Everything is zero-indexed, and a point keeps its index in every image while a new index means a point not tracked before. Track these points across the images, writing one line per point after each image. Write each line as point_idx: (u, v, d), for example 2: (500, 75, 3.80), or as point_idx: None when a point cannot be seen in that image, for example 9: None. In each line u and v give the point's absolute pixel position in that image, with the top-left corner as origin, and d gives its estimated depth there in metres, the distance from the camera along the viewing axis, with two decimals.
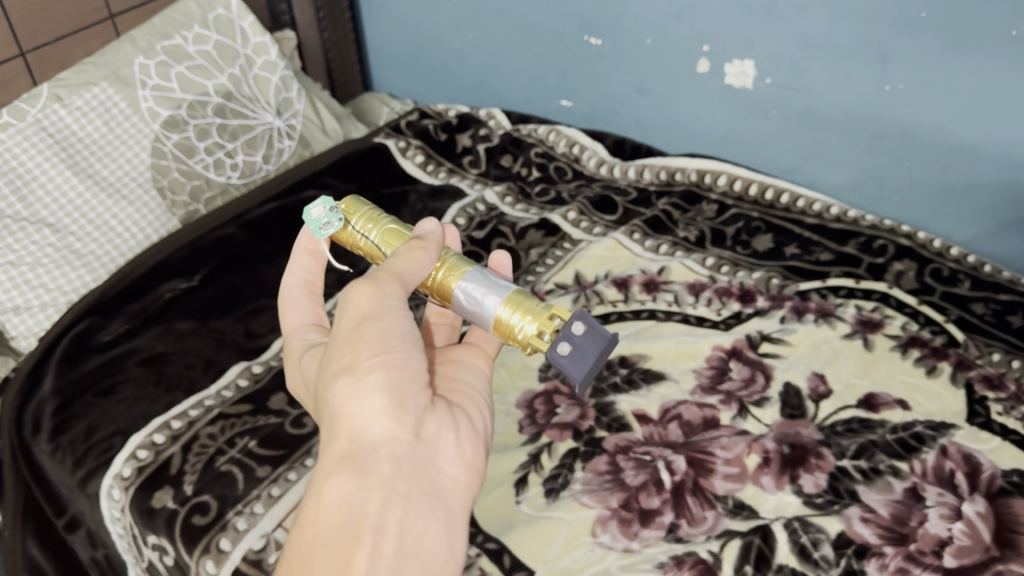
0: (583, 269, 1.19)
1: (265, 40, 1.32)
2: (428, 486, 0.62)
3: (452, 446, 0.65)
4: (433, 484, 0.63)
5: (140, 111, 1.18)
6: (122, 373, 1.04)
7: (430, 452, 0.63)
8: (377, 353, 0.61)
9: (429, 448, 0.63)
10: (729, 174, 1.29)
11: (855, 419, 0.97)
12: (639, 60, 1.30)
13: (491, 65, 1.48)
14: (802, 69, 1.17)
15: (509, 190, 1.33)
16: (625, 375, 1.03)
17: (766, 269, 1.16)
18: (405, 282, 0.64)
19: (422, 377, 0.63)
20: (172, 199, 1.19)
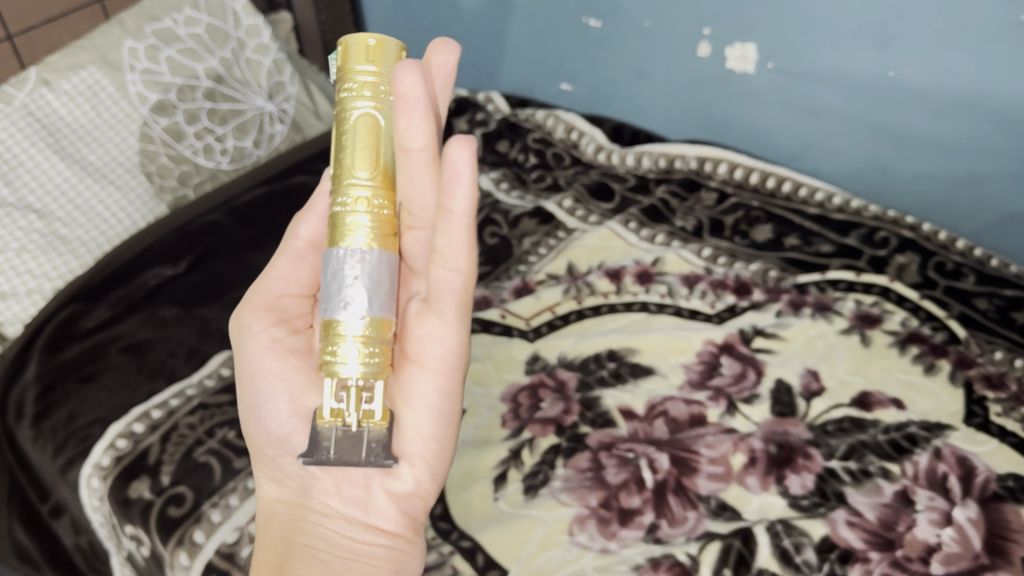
0: (576, 259, 1.17)
1: (256, 23, 1.31)
2: (342, 552, 0.73)
3: (357, 513, 0.75)
4: (347, 550, 0.74)
5: (129, 96, 1.16)
6: (104, 361, 1.03)
7: (337, 524, 0.75)
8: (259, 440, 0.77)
9: (337, 520, 0.75)
10: (730, 161, 1.24)
11: (847, 418, 0.94)
12: (638, 43, 1.26)
13: (488, 47, 1.44)
14: (804, 53, 1.13)
15: (505, 176, 1.30)
16: (613, 369, 1.01)
17: (764, 261, 1.13)
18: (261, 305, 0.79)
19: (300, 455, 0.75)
20: (160, 184, 1.17)
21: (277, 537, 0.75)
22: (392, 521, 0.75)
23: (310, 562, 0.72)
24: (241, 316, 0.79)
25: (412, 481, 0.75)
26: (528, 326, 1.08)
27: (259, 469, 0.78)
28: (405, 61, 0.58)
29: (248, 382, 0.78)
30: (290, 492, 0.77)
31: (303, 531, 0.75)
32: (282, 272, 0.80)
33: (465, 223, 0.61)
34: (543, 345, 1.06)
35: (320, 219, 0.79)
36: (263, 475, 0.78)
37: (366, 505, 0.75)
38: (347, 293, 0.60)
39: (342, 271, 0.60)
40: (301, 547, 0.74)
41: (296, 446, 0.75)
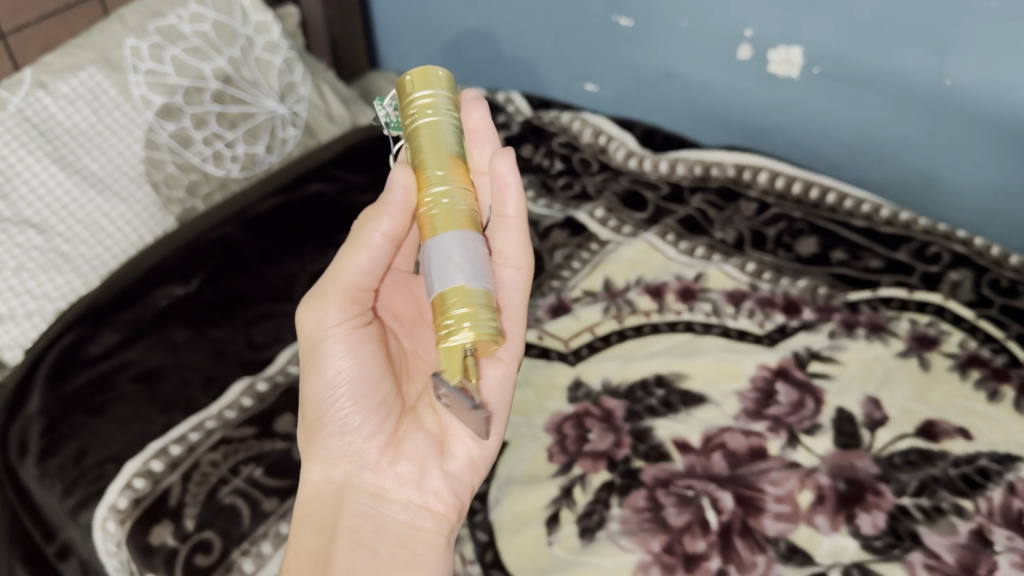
0: (613, 274, 1.11)
1: (266, 19, 1.22)
2: (390, 536, 0.68)
3: (410, 493, 0.70)
4: (396, 535, 0.68)
5: (132, 99, 1.08)
6: (114, 391, 0.95)
7: (388, 507, 0.69)
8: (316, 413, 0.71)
9: (387, 502, 0.69)
10: (770, 170, 1.19)
11: (914, 450, 0.89)
12: (672, 44, 1.20)
13: (507, 44, 1.37)
14: (854, 58, 1.07)
15: (531, 183, 1.24)
16: (662, 397, 0.95)
17: (812, 278, 1.08)
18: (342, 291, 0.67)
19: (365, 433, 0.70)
20: (167, 195, 1.09)
21: (322, 516, 0.69)
22: (443, 501, 0.70)
23: (358, 548, 0.67)
24: (313, 302, 0.68)
25: (468, 462, 0.71)
26: (567, 348, 1.02)
27: (305, 443, 0.71)
28: (471, 100, 0.68)
29: (315, 364, 0.69)
30: (339, 467, 0.70)
31: (350, 511, 0.69)
32: (357, 259, 0.66)
33: (520, 224, 0.68)
34: (585, 370, 0.99)
35: (402, 214, 0.63)
36: (309, 448, 0.71)
37: (420, 483, 0.70)
38: (448, 268, 0.58)
39: (438, 250, 0.59)
40: (347, 529, 0.68)
41: (357, 425, 0.70)
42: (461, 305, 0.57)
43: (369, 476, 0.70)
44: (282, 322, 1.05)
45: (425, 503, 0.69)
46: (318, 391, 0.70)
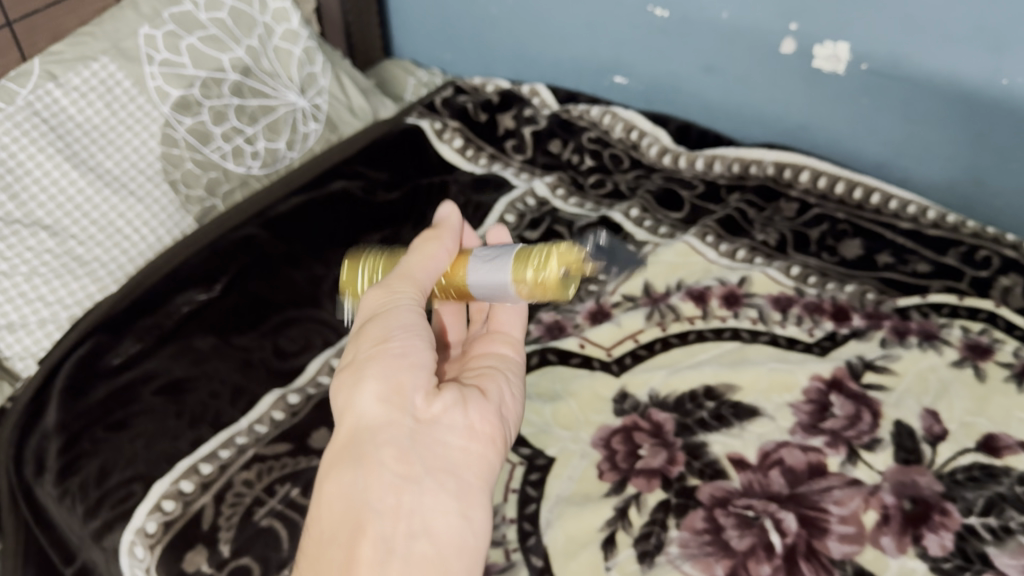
0: (653, 278, 1.07)
1: (285, 6, 1.15)
2: (440, 464, 0.60)
3: (460, 421, 0.62)
4: (445, 463, 0.60)
5: (147, 92, 1.02)
6: (137, 405, 0.90)
7: (438, 433, 0.60)
8: (376, 344, 0.62)
9: (436, 429, 0.61)
10: (812, 169, 1.15)
11: (977, 465, 0.85)
12: (710, 36, 1.15)
13: (532, 34, 1.31)
14: (905, 54, 1.03)
15: (561, 180, 1.19)
16: (713, 410, 0.92)
17: (859, 282, 1.04)
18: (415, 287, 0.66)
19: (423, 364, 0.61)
20: (186, 194, 1.03)
21: (360, 444, 0.59)
22: (488, 431, 0.63)
23: (403, 479, 0.58)
24: (385, 286, 0.66)
25: (502, 401, 0.68)
26: (609, 356, 0.98)
27: (347, 376, 0.61)
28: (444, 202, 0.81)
29: (381, 319, 0.63)
30: (385, 397, 0.59)
31: (399, 436, 0.59)
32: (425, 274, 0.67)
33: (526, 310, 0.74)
34: (630, 380, 0.95)
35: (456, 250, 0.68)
36: (348, 379, 0.61)
37: (468, 408, 0.63)
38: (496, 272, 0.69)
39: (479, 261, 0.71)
40: (395, 456, 0.58)
41: (418, 357, 0.61)
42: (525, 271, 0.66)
43: (418, 404, 0.60)
44: (310, 328, 0.99)
45: (472, 426, 0.62)
46: (379, 337, 0.62)
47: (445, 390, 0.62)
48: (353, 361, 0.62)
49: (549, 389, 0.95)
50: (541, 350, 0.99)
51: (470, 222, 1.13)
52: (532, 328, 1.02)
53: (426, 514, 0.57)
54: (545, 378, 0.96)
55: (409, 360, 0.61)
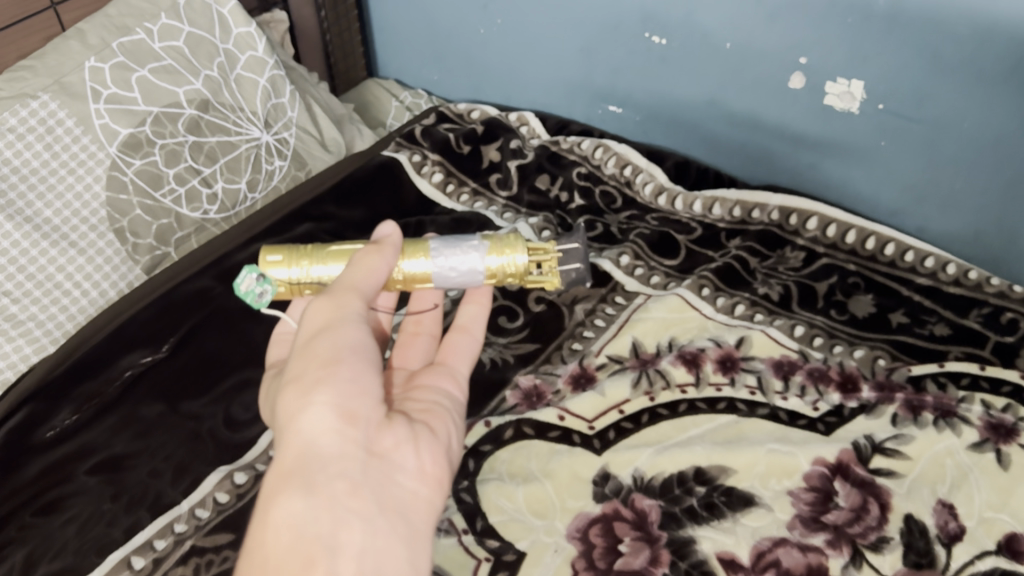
0: (642, 336, 0.97)
1: (250, 31, 1.06)
2: (390, 500, 0.55)
3: (410, 456, 0.57)
4: (395, 499, 0.55)
5: (93, 131, 0.92)
6: (71, 484, 0.82)
7: (388, 468, 0.56)
8: (324, 365, 0.56)
9: (386, 463, 0.56)
10: (822, 215, 1.05)
11: (998, 571, 0.75)
12: (714, 67, 1.05)
13: (523, 58, 1.21)
14: (928, 95, 0.92)
15: (547, 223, 1.09)
16: (704, 497, 0.82)
17: (870, 346, 0.95)
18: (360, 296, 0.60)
19: (374, 395, 0.56)
20: (134, 243, 0.95)
21: (308, 471, 0.53)
22: (437, 466, 0.59)
23: (354, 513, 0.52)
24: (330, 298, 0.59)
25: (449, 431, 0.64)
26: (591, 430, 0.89)
27: (294, 396, 0.55)
28: None
29: (331, 340, 0.57)
30: (337, 424, 0.54)
31: (350, 468, 0.54)
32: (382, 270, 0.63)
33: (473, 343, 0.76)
34: (613, 459, 0.86)
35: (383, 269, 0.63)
36: (293, 397, 0.55)
37: (417, 442, 0.58)
38: (463, 248, 0.68)
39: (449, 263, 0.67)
40: (345, 487, 0.53)
41: (370, 385, 0.56)
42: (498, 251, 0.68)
43: (370, 437, 0.55)
44: None
45: (423, 470, 0.58)
46: (331, 360, 0.56)
47: (395, 424, 0.57)
48: (299, 376, 0.56)
49: (523, 469, 0.85)
50: (517, 422, 0.89)
51: None
52: (507, 395, 0.93)
53: (377, 555, 0.52)
54: (519, 453, 0.87)
55: (361, 385, 0.56)
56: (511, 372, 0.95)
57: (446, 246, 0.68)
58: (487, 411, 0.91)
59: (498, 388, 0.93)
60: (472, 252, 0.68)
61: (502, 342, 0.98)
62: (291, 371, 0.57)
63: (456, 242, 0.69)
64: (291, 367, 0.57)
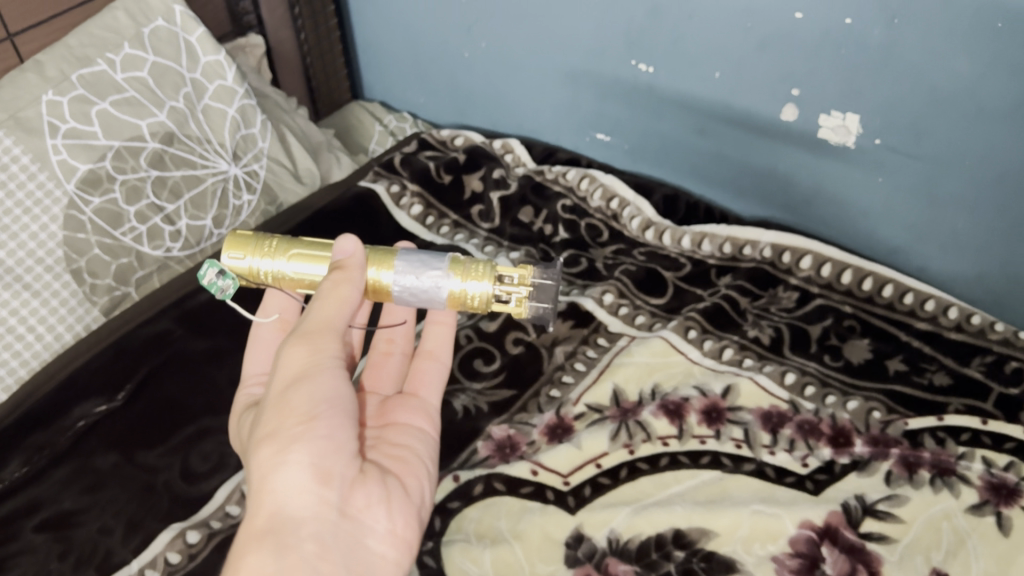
0: (623, 384, 0.91)
1: (220, 59, 1.02)
2: (359, 565, 0.54)
3: (381, 517, 0.57)
4: (364, 564, 0.54)
5: (49, 167, 0.88)
6: (16, 543, 0.76)
7: (359, 530, 0.55)
8: (301, 419, 0.54)
9: (357, 524, 0.55)
10: (816, 254, 1.00)
11: None
12: (703, 97, 1.00)
13: (508, 83, 1.17)
14: (926, 131, 0.87)
15: (529, 257, 1.05)
16: (682, 562, 0.76)
17: (865, 396, 0.89)
18: (337, 337, 0.58)
19: (349, 450, 0.55)
20: (92, 284, 0.92)
21: (279, 531, 0.52)
22: (407, 527, 0.58)
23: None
24: (307, 341, 0.57)
25: (421, 484, 0.63)
26: (565, 486, 0.83)
27: (269, 450, 0.53)
28: None
29: (307, 390, 0.55)
30: (312, 484, 0.53)
31: (323, 530, 0.53)
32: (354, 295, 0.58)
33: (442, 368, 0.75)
34: (587, 519, 0.79)
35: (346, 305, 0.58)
36: (269, 451, 0.53)
37: (389, 500, 0.58)
38: (424, 271, 0.60)
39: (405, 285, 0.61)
40: (316, 551, 0.52)
41: (346, 441, 0.55)
42: (463, 278, 0.60)
43: (343, 497, 0.54)
44: (226, 440, 0.86)
45: (392, 530, 0.57)
46: (308, 412, 0.54)
47: (369, 482, 0.57)
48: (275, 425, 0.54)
49: (492, 529, 0.80)
50: (488, 476, 0.84)
51: None
52: (479, 446, 0.87)
53: None
54: (489, 510, 0.81)
55: (337, 441, 0.54)
56: (484, 421, 0.90)
57: (409, 262, 0.61)
58: (456, 465, 0.86)
59: (470, 438, 0.88)
60: (431, 273, 0.60)
61: (476, 388, 0.93)
62: (264, 419, 0.55)
63: (424, 257, 0.62)
64: (268, 416, 0.55)
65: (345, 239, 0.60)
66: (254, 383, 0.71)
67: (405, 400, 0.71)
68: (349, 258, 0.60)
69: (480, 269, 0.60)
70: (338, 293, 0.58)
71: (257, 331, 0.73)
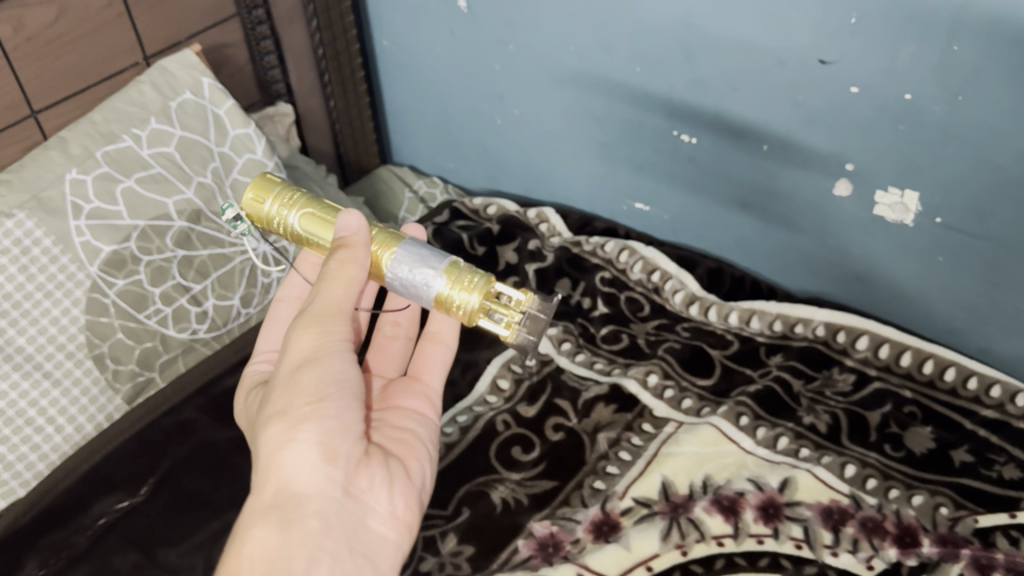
0: (673, 475, 0.86)
1: (249, 132, 0.99)
2: (360, 543, 0.58)
3: (383, 500, 0.60)
4: (365, 543, 0.58)
5: (72, 249, 0.85)
6: None
7: (361, 510, 0.58)
8: (310, 400, 0.57)
9: (360, 505, 0.58)
10: (873, 334, 0.95)
11: None
12: (748, 170, 0.96)
13: (542, 150, 1.14)
14: (991, 211, 0.82)
15: (567, 333, 1.01)
16: None
17: (931, 491, 0.83)
18: (344, 318, 0.60)
19: (355, 431, 0.58)
20: (115, 369, 0.87)
21: (285, 506, 0.56)
22: (409, 510, 0.61)
23: (325, 553, 0.55)
24: (316, 321, 0.59)
25: (425, 467, 0.66)
26: None
27: (277, 429, 0.57)
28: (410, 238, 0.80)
29: (315, 374, 0.58)
30: (318, 464, 0.57)
31: (327, 508, 0.56)
32: (358, 272, 0.58)
33: (448, 352, 0.75)
34: None
35: (349, 283, 0.58)
36: (278, 430, 0.57)
37: (391, 483, 0.61)
38: (420, 265, 0.57)
39: (400, 273, 0.58)
40: (319, 527, 0.56)
41: (352, 424, 0.58)
42: (450, 284, 0.56)
43: (347, 478, 0.58)
44: None
45: (393, 512, 0.60)
46: (316, 393, 0.57)
47: (373, 464, 0.60)
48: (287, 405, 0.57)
49: None
50: None
51: (458, 387, 0.97)
52: (520, 545, 0.81)
53: None
54: None
55: (344, 423, 0.58)
56: (525, 516, 0.84)
57: (407, 252, 0.59)
58: (497, 566, 0.80)
59: (510, 536, 0.82)
60: (429, 267, 0.57)
61: (515, 479, 0.87)
62: (274, 396, 0.59)
63: (427, 249, 0.59)
64: (278, 394, 0.58)
65: (349, 216, 0.59)
66: (264, 357, 0.73)
67: (409, 385, 0.72)
68: (353, 236, 0.59)
69: (478, 275, 0.57)
70: (342, 272, 0.57)
71: (276, 308, 0.76)
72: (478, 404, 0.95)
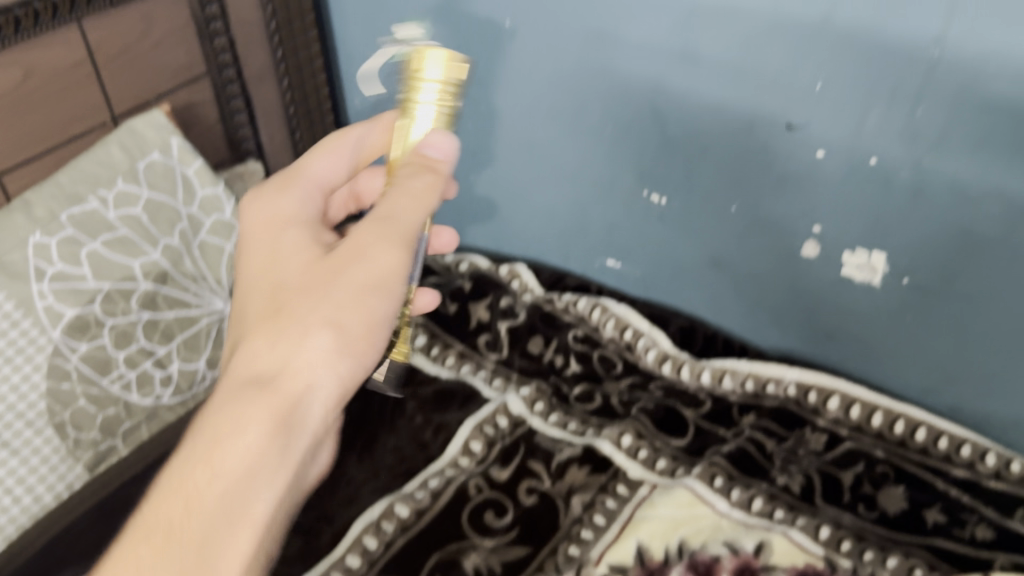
0: (647, 539, 0.84)
1: (218, 193, 0.99)
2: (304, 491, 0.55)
3: (326, 455, 0.58)
4: (305, 490, 0.55)
5: (35, 314, 0.82)
6: None
7: (315, 461, 0.56)
8: (360, 331, 0.53)
9: (318, 451, 0.56)
10: (843, 394, 0.95)
11: None
12: (717, 230, 0.97)
13: (513, 208, 1.14)
14: (957, 273, 0.83)
15: (540, 391, 1.01)
16: None
17: (906, 553, 0.82)
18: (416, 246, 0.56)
19: (360, 378, 0.55)
20: (76, 437, 0.86)
21: (295, 419, 0.51)
22: (329, 466, 0.59)
23: (294, 485, 0.52)
24: (365, 292, 0.53)
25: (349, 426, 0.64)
26: None
27: (299, 329, 0.52)
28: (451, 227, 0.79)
29: (376, 305, 0.54)
30: (331, 400, 0.53)
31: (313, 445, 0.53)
32: (408, 204, 0.55)
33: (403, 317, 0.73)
34: None
35: (415, 209, 0.55)
36: (305, 346, 0.52)
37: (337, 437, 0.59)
38: None
39: None
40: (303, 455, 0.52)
41: (364, 370, 0.55)
42: None
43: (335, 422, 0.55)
44: None
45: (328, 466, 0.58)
46: (365, 329, 0.53)
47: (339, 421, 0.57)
48: (290, 362, 0.51)
49: None
50: None
51: (429, 450, 0.96)
52: None
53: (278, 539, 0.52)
54: None
55: (359, 370, 0.55)
56: None
57: None
58: None
59: None
60: None
61: (487, 546, 0.86)
62: (304, 287, 0.53)
63: None
64: (323, 290, 0.53)
65: (446, 139, 0.56)
66: (318, 183, 0.65)
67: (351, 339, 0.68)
68: (440, 161, 0.56)
69: None
70: (407, 191, 0.55)
71: (312, 168, 0.65)
72: (450, 467, 0.93)
